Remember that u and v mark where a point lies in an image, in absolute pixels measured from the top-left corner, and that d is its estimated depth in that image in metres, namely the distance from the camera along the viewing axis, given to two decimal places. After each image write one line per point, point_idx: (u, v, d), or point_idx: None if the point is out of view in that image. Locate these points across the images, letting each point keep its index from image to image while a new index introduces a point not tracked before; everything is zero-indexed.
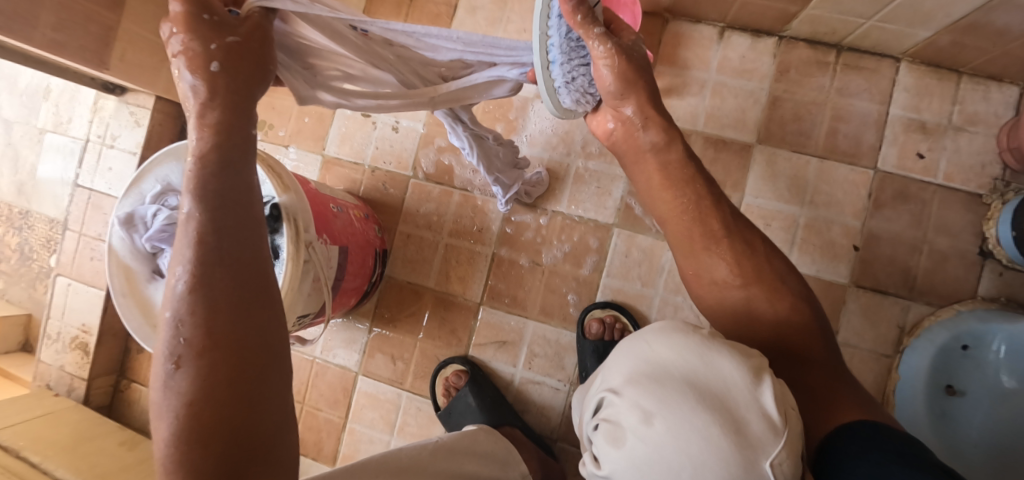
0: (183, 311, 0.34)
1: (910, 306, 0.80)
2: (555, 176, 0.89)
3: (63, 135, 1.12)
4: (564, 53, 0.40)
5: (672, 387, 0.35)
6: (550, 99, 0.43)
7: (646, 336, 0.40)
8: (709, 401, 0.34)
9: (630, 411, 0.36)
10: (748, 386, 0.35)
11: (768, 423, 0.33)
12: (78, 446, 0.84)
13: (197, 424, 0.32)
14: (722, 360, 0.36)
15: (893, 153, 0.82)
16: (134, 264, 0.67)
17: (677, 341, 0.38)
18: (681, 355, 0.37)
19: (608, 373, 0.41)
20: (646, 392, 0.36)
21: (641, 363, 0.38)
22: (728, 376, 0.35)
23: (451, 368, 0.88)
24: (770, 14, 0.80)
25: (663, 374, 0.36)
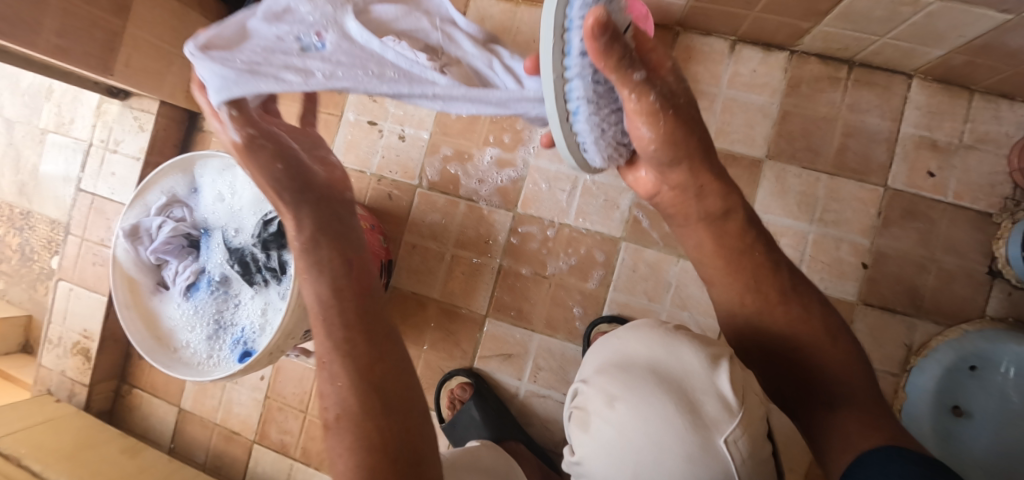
0: (331, 359, 0.42)
1: (916, 325, 0.80)
2: (562, 188, 0.88)
3: (65, 136, 1.11)
4: (589, 104, 0.36)
5: (636, 375, 0.41)
6: (574, 158, 0.42)
7: (621, 336, 0.47)
8: (667, 385, 0.40)
9: (599, 397, 0.43)
10: (707, 371, 0.39)
11: (724, 403, 0.38)
12: (79, 453, 0.83)
13: (365, 452, 0.37)
14: (682, 350, 0.41)
15: (903, 171, 0.81)
16: (138, 276, 0.66)
17: (645, 338, 0.44)
18: (647, 348, 0.43)
19: (586, 368, 0.49)
20: (614, 380, 0.42)
21: (614, 358, 0.45)
22: (687, 363, 0.40)
23: (457, 380, 0.89)
24: (781, 30, 0.79)
25: (629, 365, 0.43)
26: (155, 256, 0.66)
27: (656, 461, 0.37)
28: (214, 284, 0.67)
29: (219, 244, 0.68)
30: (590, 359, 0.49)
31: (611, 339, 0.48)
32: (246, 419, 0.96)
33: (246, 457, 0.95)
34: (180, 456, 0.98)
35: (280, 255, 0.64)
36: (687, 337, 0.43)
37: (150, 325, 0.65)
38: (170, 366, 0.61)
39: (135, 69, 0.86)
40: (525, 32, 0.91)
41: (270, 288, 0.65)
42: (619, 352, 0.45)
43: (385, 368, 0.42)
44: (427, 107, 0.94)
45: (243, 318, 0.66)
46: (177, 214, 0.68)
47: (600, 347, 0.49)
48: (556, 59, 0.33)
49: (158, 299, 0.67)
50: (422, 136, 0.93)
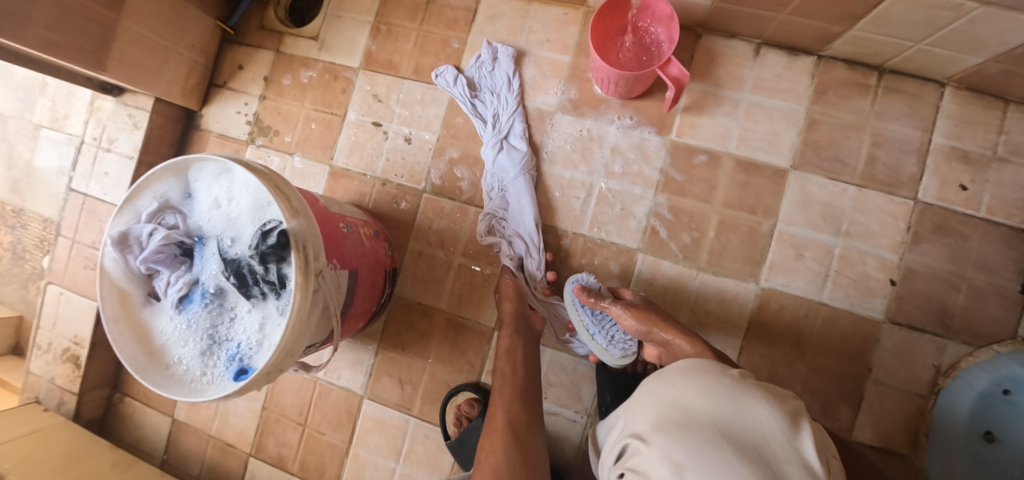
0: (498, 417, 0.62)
1: (946, 346, 0.76)
2: (576, 196, 0.84)
3: (59, 132, 1.06)
4: (596, 325, 0.75)
5: (706, 435, 0.37)
6: (605, 354, 0.75)
7: (679, 387, 0.42)
8: (747, 452, 0.35)
9: (660, 461, 0.37)
10: (786, 436, 0.37)
11: (809, 473, 0.35)
12: (66, 468, 0.79)
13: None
14: (757, 410, 0.38)
15: (934, 183, 0.78)
16: (128, 288, 0.62)
17: (711, 392, 0.40)
18: (715, 405, 0.39)
19: (634, 419, 0.43)
20: (680, 442, 0.37)
21: (674, 413, 0.40)
22: (764, 426, 0.37)
23: (462, 395, 0.84)
24: (810, 34, 0.75)
25: (693, 421, 0.38)
26: (144, 267, 0.61)
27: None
28: (209, 297, 0.62)
29: (214, 253, 0.62)
30: (639, 409, 0.44)
31: (667, 389, 0.43)
32: (243, 431, 0.92)
33: (242, 470, 0.92)
34: (174, 468, 0.95)
35: (279, 268, 0.58)
36: (757, 394, 0.40)
37: (141, 339, 0.62)
38: (161, 385, 0.59)
39: (129, 65, 0.82)
40: (539, 32, 0.87)
41: (268, 303, 0.59)
42: (680, 406, 0.40)
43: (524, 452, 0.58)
44: (435, 108, 0.90)
45: (239, 333, 0.61)
46: (170, 220, 0.63)
47: (653, 397, 0.44)
48: (574, 312, 0.76)
49: (148, 311, 0.63)
50: (430, 138, 0.89)
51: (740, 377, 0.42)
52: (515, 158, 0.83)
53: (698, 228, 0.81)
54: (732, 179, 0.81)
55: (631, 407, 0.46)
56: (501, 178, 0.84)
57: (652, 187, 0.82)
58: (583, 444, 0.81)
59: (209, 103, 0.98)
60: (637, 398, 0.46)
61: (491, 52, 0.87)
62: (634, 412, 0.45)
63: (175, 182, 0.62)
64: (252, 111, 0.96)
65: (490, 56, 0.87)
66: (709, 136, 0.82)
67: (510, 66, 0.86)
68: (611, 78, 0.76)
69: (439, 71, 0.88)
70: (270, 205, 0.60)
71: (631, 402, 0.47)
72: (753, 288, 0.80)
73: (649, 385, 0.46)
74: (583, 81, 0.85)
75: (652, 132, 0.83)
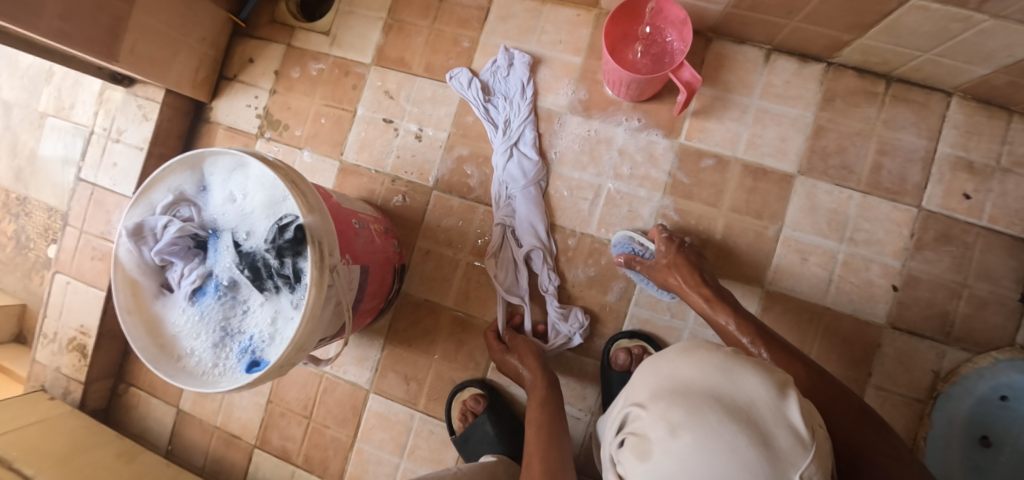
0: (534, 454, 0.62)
1: (946, 351, 0.77)
2: (585, 197, 0.85)
3: (65, 121, 1.06)
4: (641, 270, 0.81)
5: (699, 400, 0.38)
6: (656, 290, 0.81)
7: (676, 359, 0.44)
8: (737, 414, 0.36)
9: (658, 423, 0.39)
10: (775, 401, 0.37)
11: (796, 438, 0.36)
12: (72, 458, 0.80)
13: None
14: (747, 378, 0.39)
15: (938, 192, 0.79)
16: (141, 279, 0.63)
17: (705, 361, 0.42)
18: (709, 374, 0.40)
19: (636, 391, 0.45)
20: (675, 405, 0.39)
21: (671, 382, 0.42)
22: (753, 392, 0.38)
23: (468, 391, 0.85)
24: (820, 41, 0.76)
25: (689, 389, 0.40)
26: (158, 258, 0.62)
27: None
28: (222, 289, 0.62)
29: (228, 247, 0.62)
30: (639, 384, 0.46)
31: (665, 361, 0.45)
32: (247, 424, 0.92)
33: (246, 463, 0.92)
34: (178, 459, 0.95)
35: (295, 262, 0.58)
36: (749, 363, 0.41)
37: (153, 330, 0.63)
38: (173, 376, 0.60)
39: (140, 57, 0.82)
40: (551, 32, 0.88)
41: (281, 297, 0.60)
42: (677, 375, 0.42)
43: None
44: (445, 107, 0.90)
45: (251, 326, 0.61)
46: (184, 213, 0.63)
47: (652, 370, 0.46)
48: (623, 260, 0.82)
49: (160, 303, 0.64)
50: (440, 136, 0.90)
51: (734, 351, 0.43)
52: (526, 167, 0.84)
53: (705, 231, 0.82)
54: (740, 184, 0.82)
55: (631, 384, 0.48)
56: (510, 186, 0.84)
57: (660, 190, 0.83)
58: (587, 442, 0.82)
59: (219, 96, 0.99)
60: (637, 374, 0.48)
61: (507, 57, 0.87)
62: (634, 388, 0.47)
63: (189, 175, 0.63)
64: (262, 104, 0.96)
65: (505, 61, 0.87)
66: (717, 140, 0.83)
67: (525, 74, 0.87)
68: (623, 81, 0.77)
69: (454, 72, 0.88)
70: (285, 200, 0.60)
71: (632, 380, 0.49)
72: (758, 291, 0.81)
73: (648, 363, 0.48)
74: (594, 83, 0.86)
75: (661, 135, 0.84)
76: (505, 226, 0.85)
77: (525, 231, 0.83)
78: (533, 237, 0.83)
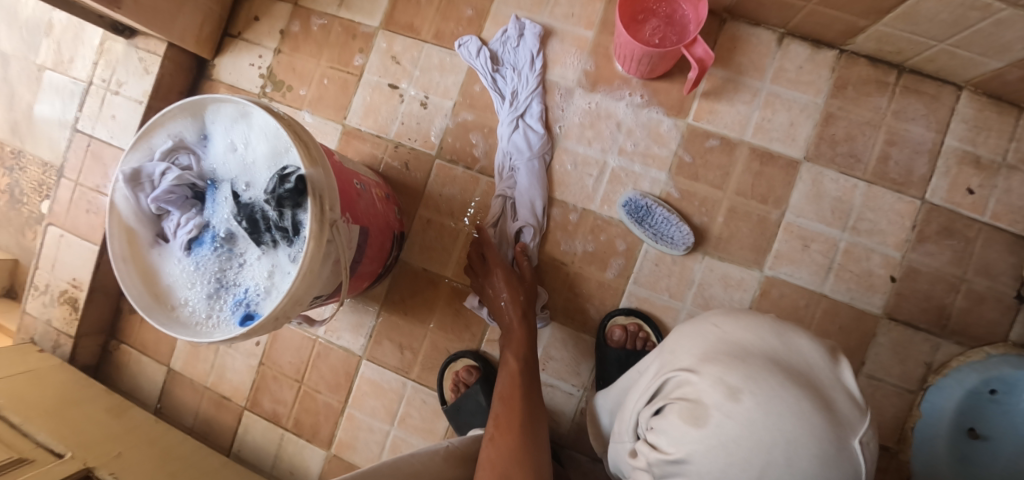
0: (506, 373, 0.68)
1: (940, 344, 0.78)
2: (590, 173, 0.84)
3: (63, 75, 1.04)
4: (636, 218, 0.81)
5: (764, 363, 0.44)
6: (653, 243, 0.81)
7: (723, 327, 0.51)
8: (802, 378, 0.44)
9: (718, 386, 0.43)
10: (831, 369, 0.47)
11: (849, 396, 0.45)
12: (61, 410, 0.79)
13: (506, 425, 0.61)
14: (802, 346, 0.48)
15: (944, 185, 0.78)
16: (136, 227, 0.62)
17: (754, 330, 0.49)
18: (766, 340, 0.48)
19: (682, 359, 0.50)
20: (731, 370, 0.44)
21: (725, 347, 0.48)
22: (809, 358, 0.47)
23: (461, 362, 0.85)
24: (836, 27, 0.75)
25: (748, 353, 0.46)
26: (155, 206, 0.61)
27: (791, 455, 0.39)
28: (218, 241, 0.61)
29: (227, 197, 0.61)
30: (682, 351, 0.51)
31: (712, 329, 0.51)
32: (238, 386, 0.92)
33: (236, 424, 0.92)
34: (168, 417, 0.95)
35: (294, 214, 0.57)
36: (798, 332, 0.49)
37: (148, 279, 0.62)
38: (166, 325, 0.59)
39: (144, 6, 0.79)
40: (563, 4, 0.87)
41: (279, 251, 0.59)
42: (731, 342, 0.48)
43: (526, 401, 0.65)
44: (453, 75, 0.89)
45: (247, 279, 0.61)
46: (183, 161, 0.62)
47: (697, 338, 0.51)
48: (619, 213, 0.82)
49: (155, 252, 0.63)
50: (446, 106, 0.89)
51: (775, 318, 0.52)
52: (531, 140, 0.84)
53: (708, 213, 0.82)
54: (746, 168, 0.81)
55: (671, 351, 0.54)
56: (514, 158, 0.84)
57: (666, 169, 0.83)
58: (578, 418, 0.82)
59: (223, 53, 0.97)
60: (675, 341, 0.54)
61: (518, 27, 0.86)
62: (675, 356, 0.52)
63: (190, 122, 0.62)
64: (266, 64, 0.95)
65: (516, 31, 0.86)
66: (726, 122, 0.82)
67: (536, 45, 0.86)
68: (635, 55, 0.76)
69: (462, 40, 0.87)
70: (286, 151, 0.59)
71: (669, 348, 0.55)
72: (757, 274, 0.81)
73: (686, 330, 0.54)
74: (604, 57, 0.85)
75: (666, 114, 0.83)
76: (504, 197, 0.84)
77: (525, 207, 0.82)
78: (530, 213, 0.82)
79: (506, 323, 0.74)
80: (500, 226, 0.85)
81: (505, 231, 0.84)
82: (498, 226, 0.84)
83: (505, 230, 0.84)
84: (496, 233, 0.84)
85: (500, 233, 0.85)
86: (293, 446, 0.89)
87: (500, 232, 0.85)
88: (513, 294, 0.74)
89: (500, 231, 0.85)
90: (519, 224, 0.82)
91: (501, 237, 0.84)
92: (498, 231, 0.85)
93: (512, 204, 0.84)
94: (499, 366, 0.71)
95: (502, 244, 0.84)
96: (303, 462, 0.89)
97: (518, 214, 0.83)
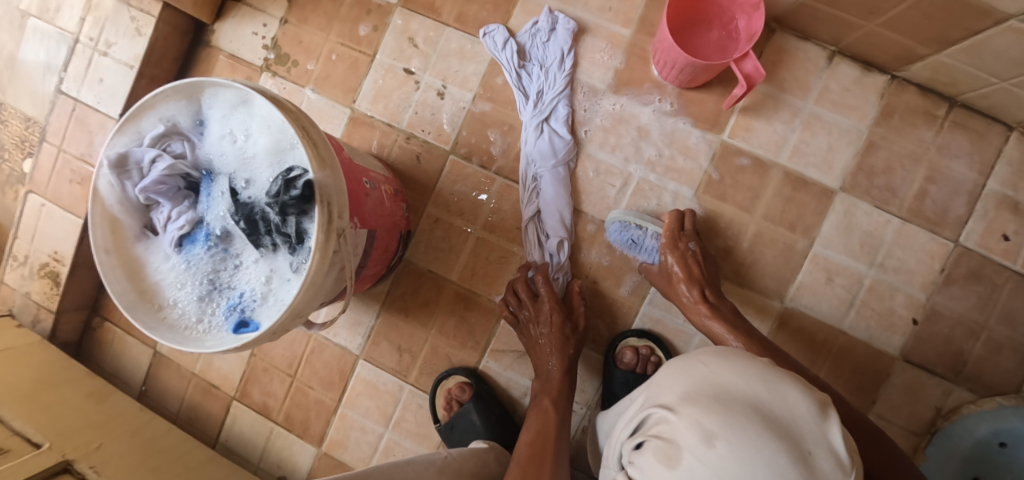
0: (535, 416, 0.68)
1: (952, 390, 0.76)
2: (612, 183, 0.80)
3: (49, 24, 0.94)
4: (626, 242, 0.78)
5: (743, 409, 0.37)
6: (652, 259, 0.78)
7: (710, 363, 0.43)
8: (784, 430, 0.35)
9: (692, 430, 0.37)
10: (820, 423, 0.37)
11: (836, 461, 0.35)
12: (40, 394, 0.75)
13: (522, 468, 0.59)
14: (792, 395, 0.38)
15: (978, 228, 0.75)
16: (122, 217, 0.57)
17: (742, 370, 0.41)
18: (750, 383, 0.39)
19: (664, 391, 0.44)
20: (710, 412, 0.37)
21: (708, 386, 0.41)
22: (797, 407, 0.37)
23: (453, 379, 0.82)
24: (891, 51, 0.70)
25: (727, 395, 0.39)
26: (143, 197, 0.56)
27: None
28: (213, 240, 0.57)
29: (223, 193, 0.56)
30: (667, 384, 0.45)
31: (699, 365, 0.44)
32: (227, 375, 0.89)
33: (223, 414, 0.89)
34: (152, 400, 0.92)
35: (298, 222, 0.52)
36: (789, 378, 0.40)
37: (133, 274, 0.57)
38: (152, 328, 0.55)
39: None
40: None
41: (279, 255, 0.55)
42: (714, 380, 0.41)
43: (547, 449, 0.62)
44: (474, 65, 0.83)
45: (242, 282, 0.56)
46: (176, 148, 0.57)
47: (682, 373, 0.45)
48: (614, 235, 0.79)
49: (143, 246, 0.58)
50: (464, 97, 0.83)
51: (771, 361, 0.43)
52: (555, 146, 0.78)
53: (733, 237, 0.78)
54: (777, 194, 0.77)
55: (656, 385, 0.48)
56: (538, 164, 0.78)
57: (694, 185, 0.78)
58: (579, 435, 0.80)
59: (223, 18, 0.89)
60: (662, 374, 0.48)
61: (550, 21, 0.79)
62: (659, 389, 0.46)
63: (184, 106, 0.56)
64: (270, 34, 0.88)
65: (547, 25, 0.79)
66: (762, 142, 0.78)
67: (567, 41, 0.79)
68: (678, 63, 0.70)
69: (488, 29, 0.81)
70: (294, 148, 0.54)
71: (655, 380, 0.48)
72: (778, 305, 0.78)
73: (676, 362, 0.48)
74: (639, 60, 0.79)
75: (699, 126, 0.78)
76: (533, 216, 0.79)
77: (552, 218, 0.78)
78: (559, 225, 0.78)
79: (543, 367, 0.73)
80: (533, 240, 0.79)
81: (539, 244, 0.79)
82: (530, 243, 0.79)
83: (541, 248, 0.79)
84: (536, 248, 0.79)
85: (532, 248, 0.79)
86: (282, 440, 0.87)
87: (536, 244, 0.79)
88: (556, 344, 0.72)
89: (533, 243, 0.79)
90: (554, 245, 0.78)
91: (537, 251, 0.79)
92: (535, 246, 0.79)
93: (542, 218, 0.79)
94: (532, 408, 0.70)
95: (537, 256, 0.79)
96: (292, 457, 0.87)
97: (551, 232, 0.78)
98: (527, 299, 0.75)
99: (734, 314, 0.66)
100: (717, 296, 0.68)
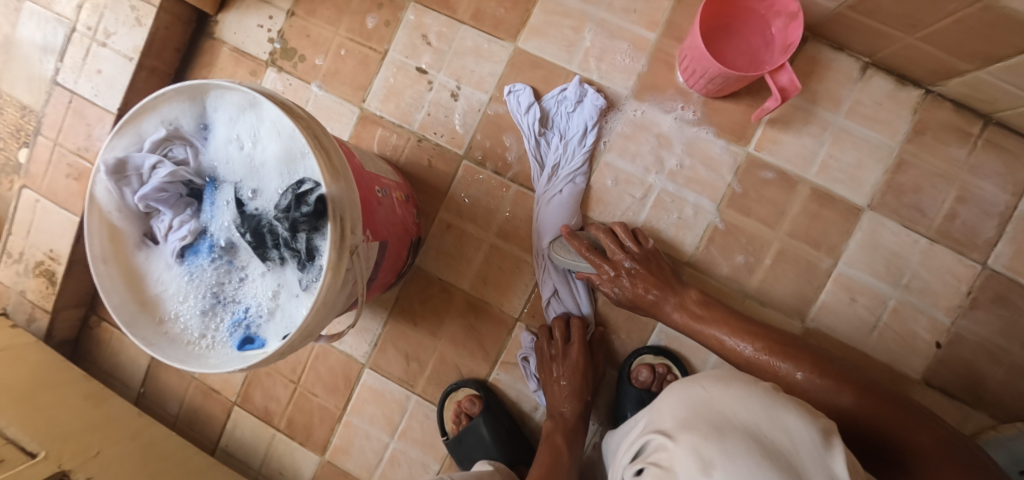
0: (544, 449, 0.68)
1: (971, 415, 0.74)
2: (632, 193, 0.77)
3: (44, 9, 0.90)
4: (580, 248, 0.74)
5: (743, 440, 0.34)
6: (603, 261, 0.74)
7: (714, 389, 0.41)
8: (782, 463, 0.32)
9: (688, 458, 0.34)
10: (820, 452, 0.33)
11: None
12: (35, 395, 0.72)
13: None
14: (792, 422, 0.35)
15: (1008, 252, 0.73)
16: (121, 225, 0.54)
17: (744, 396, 0.38)
18: (751, 411, 0.37)
19: (663, 416, 0.42)
20: (709, 440, 0.35)
21: (708, 414, 0.38)
22: (799, 436, 0.34)
23: (462, 391, 0.80)
24: (928, 66, 0.67)
25: (726, 423, 0.36)
26: (143, 204, 0.53)
27: None
28: (217, 251, 0.54)
29: (228, 203, 0.53)
30: (666, 408, 0.42)
31: (700, 390, 0.42)
32: (229, 378, 0.86)
33: (223, 418, 0.87)
34: (150, 403, 0.90)
35: (310, 238, 0.49)
36: (792, 405, 0.37)
37: (133, 285, 0.55)
38: (152, 343, 0.52)
39: None
40: None
41: (287, 270, 0.52)
42: (715, 408, 0.38)
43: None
44: (490, 65, 0.79)
45: (248, 296, 0.54)
46: (178, 153, 0.53)
47: (682, 397, 0.42)
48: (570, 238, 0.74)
49: (143, 255, 0.55)
50: (479, 99, 0.80)
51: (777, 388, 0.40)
52: (569, 206, 0.76)
53: (754, 253, 0.76)
54: (801, 210, 0.75)
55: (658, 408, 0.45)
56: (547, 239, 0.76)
57: (717, 198, 0.76)
58: (589, 453, 0.79)
59: (228, 9, 0.85)
60: (662, 398, 0.45)
61: (578, 92, 0.76)
62: (659, 412, 0.44)
63: (188, 107, 0.52)
64: (277, 27, 0.84)
65: (575, 95, 0.76)
66: (788, 155, 0.75)
67: (593, 116, 0.76)
68: (708, 73, 0.67)
69: (514, 87, 0.78)
70: (306, 158, 0.51)
71: (658, 404, 0.46)
72: (798, 325, 0.75)
73: (677, 387, 0.45)
74: (664, 66, 0.76)
75: (724, 138, 0.75)
76: (552, 294, 0.77)
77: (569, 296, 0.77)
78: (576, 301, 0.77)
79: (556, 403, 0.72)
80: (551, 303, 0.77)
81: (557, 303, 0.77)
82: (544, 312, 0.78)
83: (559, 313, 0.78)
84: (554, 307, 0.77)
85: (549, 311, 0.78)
86: (284, 447, 0.85)
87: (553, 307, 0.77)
88: (574, 388, 0.71)
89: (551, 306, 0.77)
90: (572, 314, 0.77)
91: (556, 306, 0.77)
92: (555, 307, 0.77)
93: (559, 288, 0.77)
94: (541, 442, 0.70)
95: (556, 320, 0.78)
96: (294, 463, 0.85)
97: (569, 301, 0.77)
98: (556, 339, 0.74)
99: (701, 304, 0.65)
100: (681, 289, 0.67)
